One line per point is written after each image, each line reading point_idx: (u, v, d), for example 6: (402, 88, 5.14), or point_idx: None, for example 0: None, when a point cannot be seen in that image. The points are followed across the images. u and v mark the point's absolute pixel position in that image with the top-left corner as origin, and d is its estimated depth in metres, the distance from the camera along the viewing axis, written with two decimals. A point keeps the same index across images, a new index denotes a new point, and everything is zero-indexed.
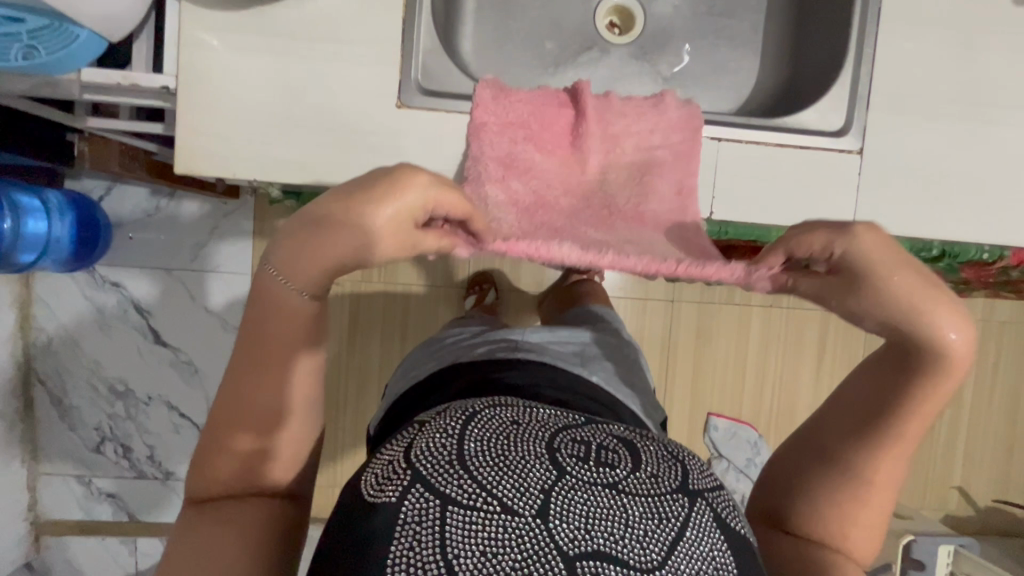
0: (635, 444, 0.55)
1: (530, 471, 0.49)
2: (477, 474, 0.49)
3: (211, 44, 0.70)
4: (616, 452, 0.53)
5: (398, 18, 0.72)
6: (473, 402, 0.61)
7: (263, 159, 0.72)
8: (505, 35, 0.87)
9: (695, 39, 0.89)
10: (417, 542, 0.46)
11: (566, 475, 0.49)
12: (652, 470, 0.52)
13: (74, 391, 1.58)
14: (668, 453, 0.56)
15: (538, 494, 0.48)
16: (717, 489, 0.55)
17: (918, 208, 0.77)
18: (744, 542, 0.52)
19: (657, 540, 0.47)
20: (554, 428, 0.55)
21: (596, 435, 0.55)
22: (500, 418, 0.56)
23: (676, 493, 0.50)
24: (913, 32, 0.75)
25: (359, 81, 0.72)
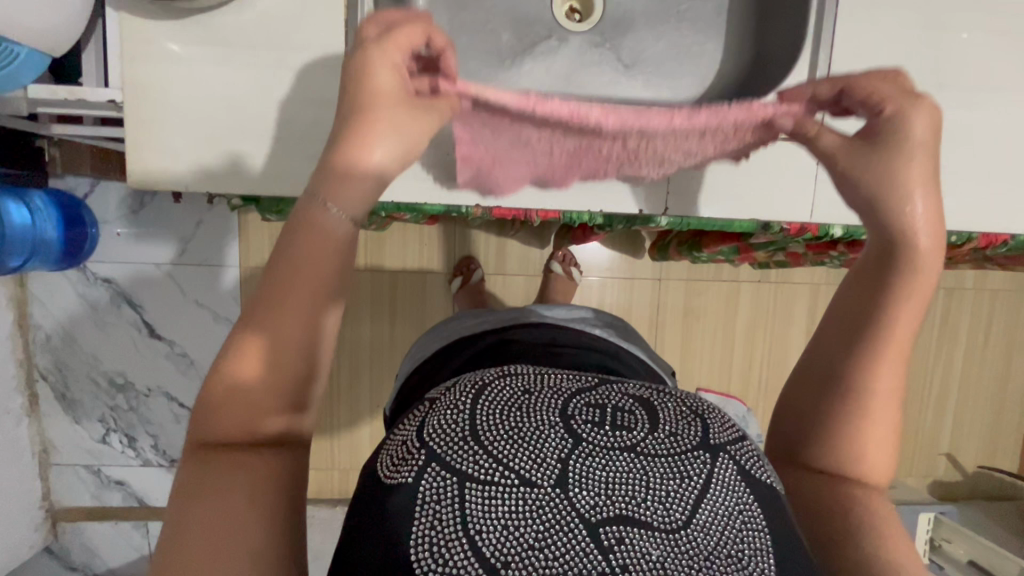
0: (653, 402, 0.57)
1: (546, 442, 0.51)
2: (493, 449, 0.51)
3: (161, 46, 0.69)
4: (633, 414, 0.54)
5: (339, 20, 0.71)
6: (481, 372, 0.62)
7: (215, 171, 0.72)
8: (461, 27, 0.85)
9: (657, 25, 0.87)
10: (438, 520, 0.47)
11: (583, 442, 0.51)
12: (670, 430, 0.54)
13: (76, 384, 1.63)
14: (686, 409, 0.57)
15: (556, 463, 0.49)
16: (740, 440, 0.56)
17: None
18: (772, 490, 0.53)
19: (680, 500, 0.49)
20: (567, 394, 0.56)
21: (612, 397, 0.56)
22: (511, 388, 0.57)
23: (696, 450, 0.52)
24: (875, 12, 0.72)
25: (309, 89, 0.72)
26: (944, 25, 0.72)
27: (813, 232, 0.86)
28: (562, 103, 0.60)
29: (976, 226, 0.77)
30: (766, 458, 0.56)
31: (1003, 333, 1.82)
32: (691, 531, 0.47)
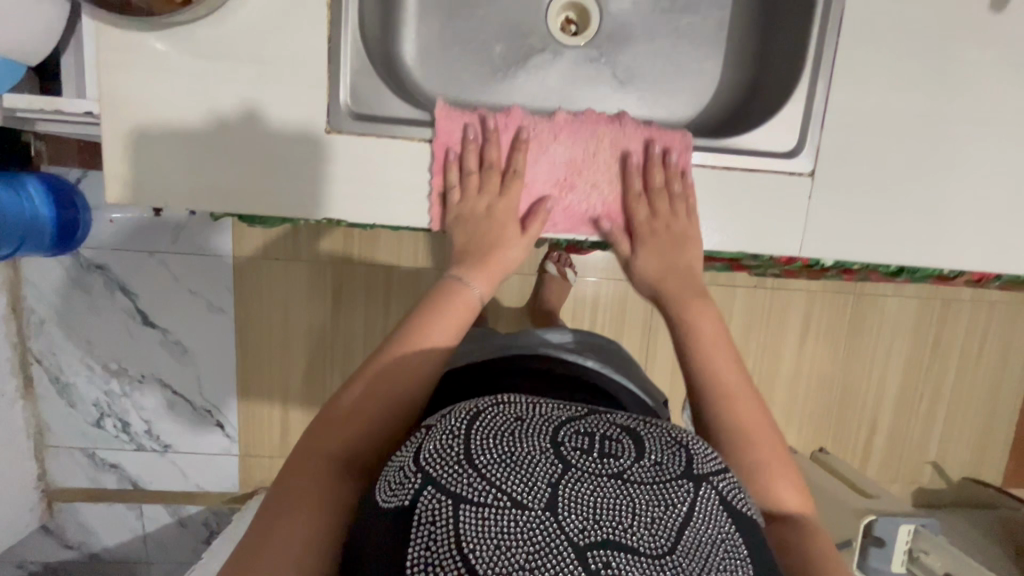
0: (640, 431, 0.56)
1: (536, 466, 0.50)
2: (486, 471, 0.49)
3: (147, 43, 0.66)
4: (620, 441, 0.54)
5: (322, 35, 0.68)
6: (475, 400, 0.59)
7: (193, 184, 0.70)
8: (453, 38, 0.82)
9: (654, 40, 0.84)
10: (432, 542, 0.46)
11: (572, 468, 0.50)
12: (656, 458, 0.53)
13: (70, 368, 1.64)
14: (672, 437, 0.56)
15: (546, 487, 0.48)
16: (724, 471, 0.55)
17: (870, 235, 0.73)
18: (750, 521, 0.53)
19: (666, 526, 0.48)
20: (558, 421, 0.55)
21: (601, 425, 0.55)
22: (504, 414, 0.55)
23: (681, 478, 0.51)
24: (878, 41, 0.69)
25: (287, 104, 0.69)
26: (952, 55, 0.69)
27: (805, 261, 0.84)
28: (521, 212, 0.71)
29: (974, 265, 0.75)
30: (745, 488, 0.56)
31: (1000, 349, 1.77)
32: (677, 558, 0.46)
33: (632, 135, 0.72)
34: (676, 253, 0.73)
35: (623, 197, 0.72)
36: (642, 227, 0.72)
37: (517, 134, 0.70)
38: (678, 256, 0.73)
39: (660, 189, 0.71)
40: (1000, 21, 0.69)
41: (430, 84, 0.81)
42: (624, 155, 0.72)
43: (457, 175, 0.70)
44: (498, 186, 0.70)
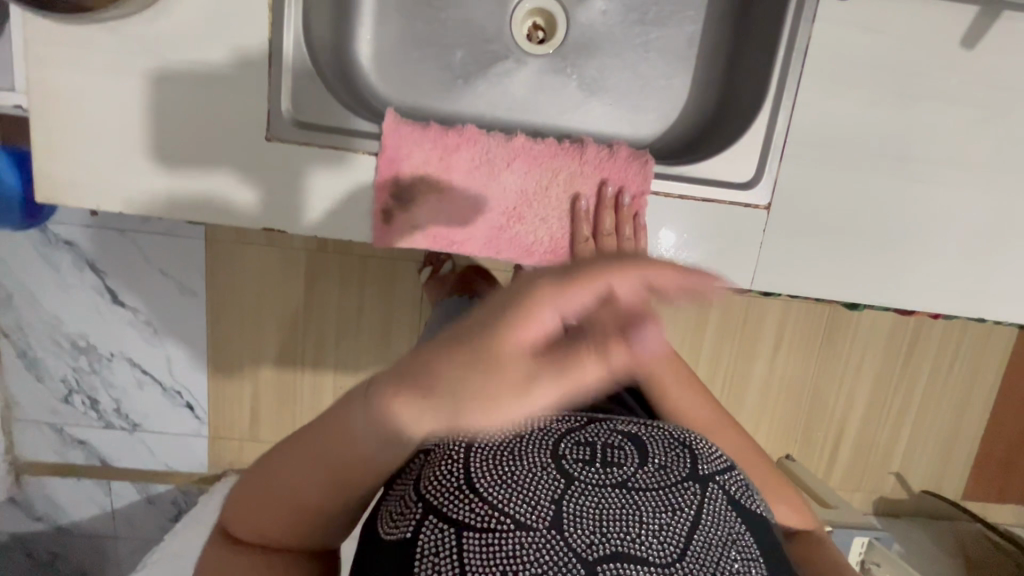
0: (643, 436, 0.54)
1: (540, 483, 0.48)
2: (488, 495, 0.47)
3: (80, 30, 0.62)
4: (623, 448, 0.52)
5: (265, 38, 0.65)
6: None
7: (127, 188, 0.67)
8: (410, 41, 0.79)
9: (622, 53, 0.81)
10: (439, 570, 0.45)
11: (575, 481, 0.48)
12: (659, 462, 0.52)
13: (37, 342, 1.39)
14: (674, 440, 0.55)
15: (550, 505, 0.47)
16: (728, 467, 0.54)
17: (819, 273, 0.72)
18: (753, 517, 0.52)
19: (671, 530, 0.47)
20: (558, 433, 0.53)
21: (602, 434, 0.54)
22: None
23: (686, 481, 0.50)
24: (842, 73, 0.67)
25: (227, 108, 0.66)
26: (917, 94, 0.67)
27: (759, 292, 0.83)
28: (460, 238, 0.69)
29: (933, 306, 0.73)
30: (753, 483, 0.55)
31: (999, 358, 1.44)
32: (684, 562, 0.46)
33: (590, 175, 0.71)
34: None
35: (573, 235, 0.71)
36: None
37: (467, 156, 0.67)
38: None
39: (608, 231, 0.70)
40: (972, 57, 0.66)
41: (385, 88, 0.78)
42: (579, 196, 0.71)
43: (396, 193, 0.67)
44: (439, 206, 0.68)
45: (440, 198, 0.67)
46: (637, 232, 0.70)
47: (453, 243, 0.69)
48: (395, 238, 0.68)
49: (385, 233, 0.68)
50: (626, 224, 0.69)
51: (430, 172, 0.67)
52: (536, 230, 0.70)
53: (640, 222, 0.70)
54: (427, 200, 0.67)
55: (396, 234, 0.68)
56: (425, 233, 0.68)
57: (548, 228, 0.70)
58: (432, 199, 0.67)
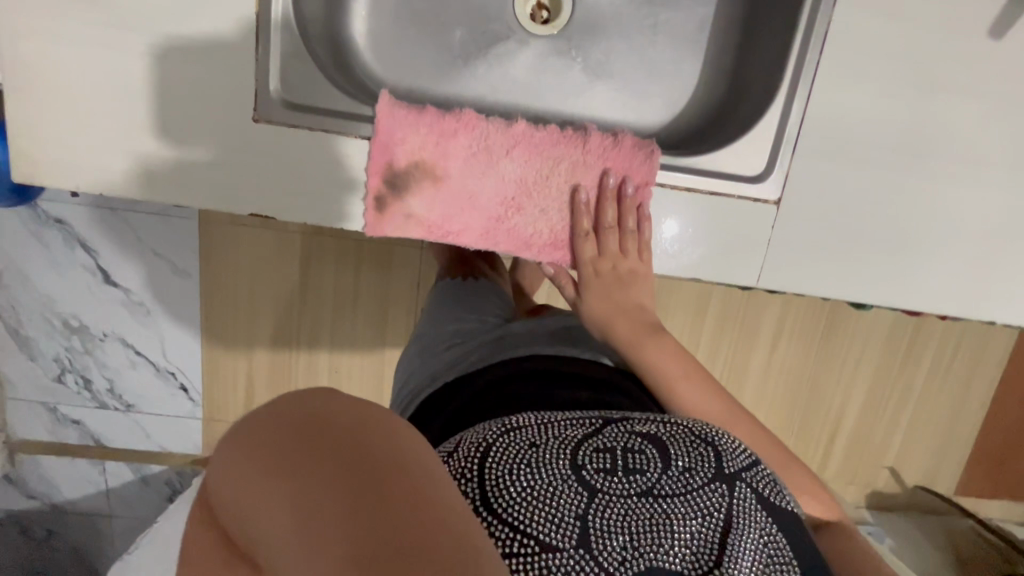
0: (664, 435, 0.50)
1: (561, 499, 0.44)
2: (507, 515, 0.42)
3: (59, 2, 0.59)
4: (646, 451, 0.48)
5: (252, 12, 0.61)
6: (482, 425, 0.51)
7: (107, 170, 0.64)
8: (408, 19, 0.75)
9: (630, 36, 0.77)
10: None
11: (599, 494, 0.45)
12: (684, 464, 0.48)
13: (29, 321, 1.36)
14: (694, 435, 0.51)
15: (575, 522, 0.43)
16: (753, 461, 0.51)
17: (829, 271, 0.69)
18: (789, 514, 0.49)
19: (705, 539, 0.44)
20: (573, 439, 0.48)
21: (621, 436, 0.49)
22: (517, 442, 0.47)
23: (712, 483, 0.47)
24: (860, 62, 0.63)
25: (213, 87, 0.62)
26: (939, 86, 0.64)
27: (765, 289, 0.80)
28: (456, 228, 0.66)
29: (948, 307, 0.71)
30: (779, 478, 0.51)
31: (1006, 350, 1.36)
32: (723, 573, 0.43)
33: (593, 164, 0.67)
34: (622, 290, 0.70)
35: (574, 227, 0.68)
36: (585, 262, 0.70)
37: (465, 142, 0.64)
38: (623, 293, 0.70)
39: (610, 223, 0.67)
40: (998, 47, 0.63)
41: (381, 69, 0.75)
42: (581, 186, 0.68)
43: (390, 180, 0.64)
44: (435, 194, 0.65)
45: (436, 185, 0.64)
46: (640, 223, 0.68)
47: (449, 232, 0.66)
48: (389, 227, 0.65)
49: (378, 221, 0.65)
50: (628, 216, 0.68)
51: (427, 159, 0.64)
52: (536, 221, 0.67)
53: (644, 214, 0.68)
54: (422, 188, 0.64)
55: (391, 221, 0.65)
56: (420, 222, 0.65)
57: (549, 218, 0.68)
58: (427, 186, 0.64)
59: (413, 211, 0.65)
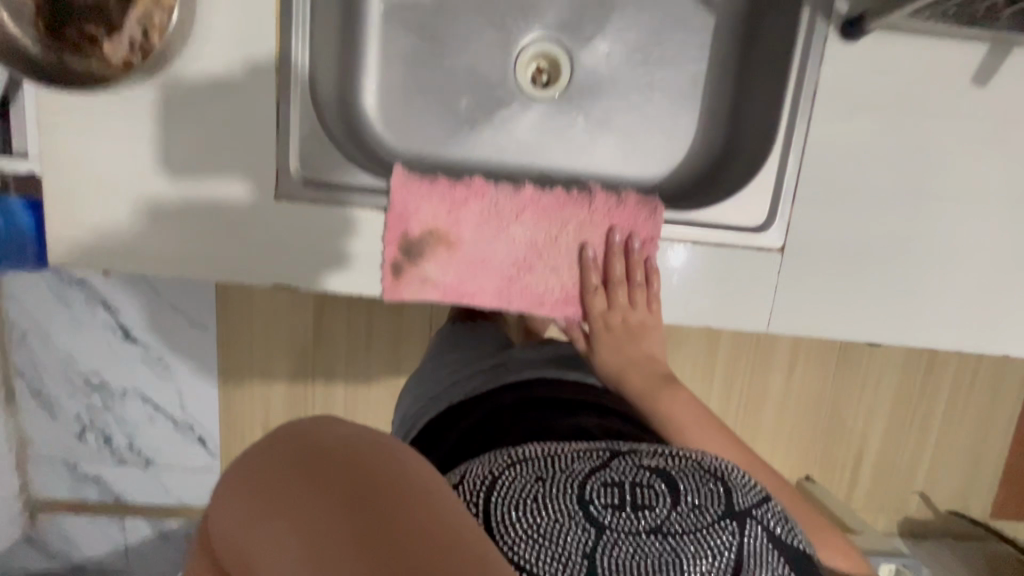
0: (672, 469, 0.47)
1: (565, 538, 0.42)
2: (513, 553, 0.41)
3: (96, 100, 0.63)
4: (653, 488, 0.45)
5: (272, 100, 0.65)
6: (492, 453, 0.50)
7: (133, 253, 0.67)
8: (415, 91, 0.79)
9: (629, 96, 0.80)
10: None
11: (605, 532, 0.43)
12: (693, 501, 0.45)
13: (51, 380, 1.36)
14: (704, 468, 0.48)
15: (580, 562, 0.41)
16: (769, 500, 0.47)
17: (835, 314, 0.70)
18: (807, 555, 0.44)
19: None
20: (579, 474, 0.46)
21: (628, 470, 0.47)
22: (525, 476, 0.46)
23: (723, 520, 0.44)
24: (851, 115, 0.66)
25: (235, 169, 0.66)
26: (929, 133, 0.66)
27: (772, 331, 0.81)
28: (470, 290, 0.68)
29: (957, 344, 0.71)
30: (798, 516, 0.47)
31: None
32: None
33: (599, 221, 0.70)
34: (633, 343, 0.73)
35: (584, 283, 0.71)
36: (595, 316, 0.72)
37: (476, 208, 0.67)
38: (634, 346, 0.73)
39: (619, 278, 0.70)
40: (984, 94, 0.65)
41: (391, 137, 0.78)
42: (588, 243, 0.70)
43: (406, 248, 0.67)
44: (448, 259, 0.67)
45: (449, 250, 0.67)
46: (647, 276, 0.70)
47: (463, 295, 0.69)
48: (405, 294, 0.67)
49: (394, 289, 0.68)
50: (635, 270, 0.70)
51: (440, 226, 0.67)
52: (546, 278, 0.70)
53: (651, 267, 0.70)
54: (436, 254, 0.67)
55: (407, 289, 0.68)
56: (435, 286, 0.68)
57: (558, 277, 0.70)
58: (441, 253, 0.67)
59: (427, 277, 0.68)
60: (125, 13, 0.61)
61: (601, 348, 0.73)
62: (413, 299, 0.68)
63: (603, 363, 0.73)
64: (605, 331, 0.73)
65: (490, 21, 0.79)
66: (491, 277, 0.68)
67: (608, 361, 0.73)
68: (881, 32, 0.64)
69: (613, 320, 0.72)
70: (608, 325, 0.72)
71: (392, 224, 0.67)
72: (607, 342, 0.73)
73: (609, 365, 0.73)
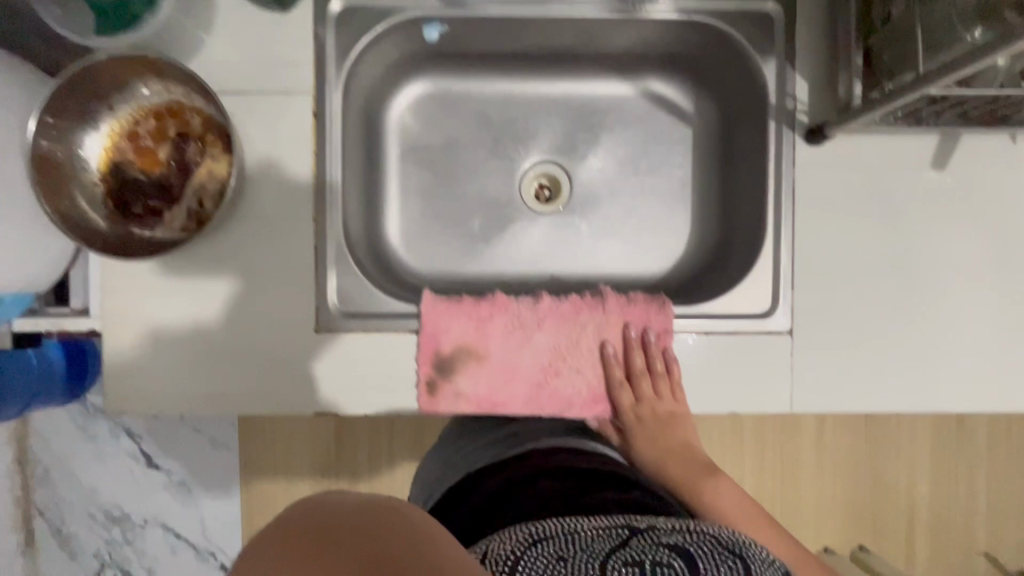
0: (691, 548, 0.43)
1: None
2: None
3: (156, 262, 0.71)
4: (677, 562, 0.41)
5: (310, 243, 0.73)
6: (502, 537, 0.45)
7: (183, 394, 0.72)
8: (433, 216, 0.87)
9: (628, 202, 0.88)
10: None
11: None
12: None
13: (70, 517, 1.19)
14: (723, 547, 0.44)
15: None
16: None
17: (853, 388, 0.73)
18: None
19: None
20: (600, 552, 0.42)
21: (649, 550, 0.42)
22: (543, 556, 0.41)
23: None
24: (830, 206, 0.73)
25: (278, 308, 0.72)
26: (904, 215, 0.73)
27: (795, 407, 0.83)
28: (502, 398, 0.72)
29: (977, 407, 0.73)
30: None
31: None
32: None
33: (615, 319, 0.75)
34: (665, 432, 0.76)
35: (609, 378, 0.74)
36: (624, 409, 0.75)
37: (500, 320, 0.73)
38: (667, 435, 0.76)
39: (641, 371, 0.73)
40: (944, 176, 0.73)
41: (414, 260, 0.86)
42: (607, 340, 0.75)
43: (439, 365, 0.72)
44: (478, 370, 0.72)
45: (479, 361, 0.72)
46: (668, 365, 0.73)
47: (496, 403, 0.72)
48: (441, 409, 0.72)
49: (430, 406, 0.72)
50: (656, 361, 0.73)
51: (469, 340, 0.72)
52: (572, 378, 0.74)
53: (671, 356, 0.73)
54: (468, 367, 0.72)
55: (444, 403, 0.72)
56: (468, 397, 0.72)
57: (584, 375, 0.74)
58: (472, 365, 0.72)
59: (460, 389, 0.72)
60: (184, 186, 0.71)
61: (635, 440, 0.76)
62: (450, 412, 0.72)
63: (637, 455, 0.76)
64: (636, 423, 0.75)
65: (493, 152, 0.88)
66: (521, 383, 0.72)
67: (642, 450, 0.76)
68: (841, 134, 0.72)
69: (642, 412, 0.75)
70: (637, 415, 0.75)
71: (425, 342, 0.72)
72: (638, 432, 0.76)
73: (644, 455, 0.76)
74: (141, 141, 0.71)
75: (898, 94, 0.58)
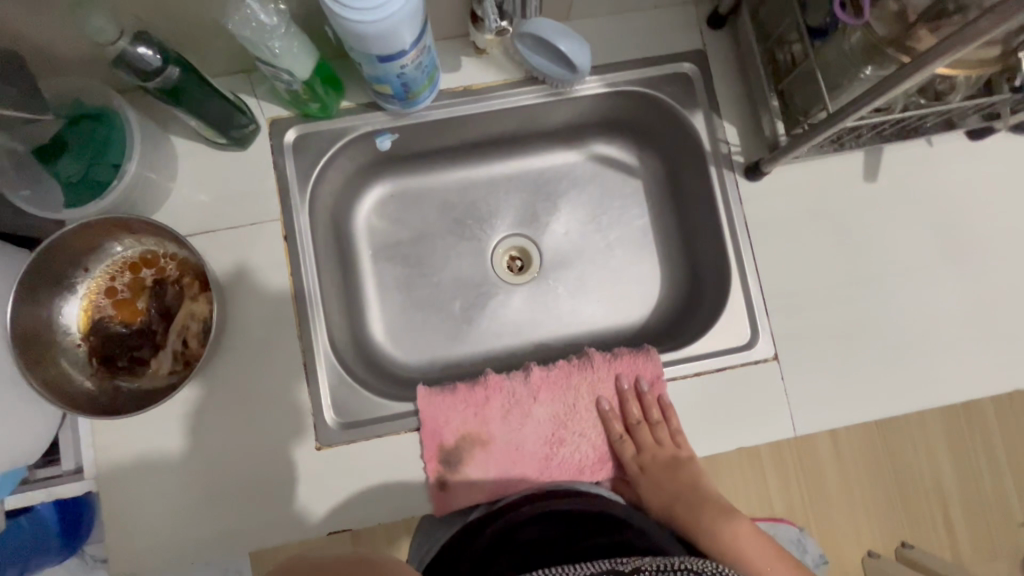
0: None
1: None
2: None
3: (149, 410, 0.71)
4: None
5: (297, 361, 0.74)
6: None
7: (190, 538, 0.70)
8: (413, 306, 0.89)
9: (596, 258, 0.91)
10: None
11: None
12: None
13: None
14: None
15: None
16: None
17: (849, 400, 0.75)
18: None
19: None
20: None
21: None
22: None
23: None
24: (783, 232, 0.77)
25: (275, 431, 0.72)
26: (852, 228, 0.77)
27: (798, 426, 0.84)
28: (513, 478, 0.72)
29: (970, 396, 0.75)
30: None
31: None
32: None
33: (605, 375, 0.77)
34: (670, 476, 0.74)
35: (612, 434, 0.76)
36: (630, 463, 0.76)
37: (496, 401, 0.74)
38: (674, 479, 0.74)
39: (639, 421, 0.75)
40: (878, 186, 0.78)
41: (403, 353, 0.87)
42: (602, 397, 0.77)
43: (444, 458, 0.72)
44: (485, 455, 0.73)
45: (484, 445, 0.73)
46: (665, 412, 0.74)
47: (508, 484, 0.72)
48: (454, 502, 0.71)
49: (444, 500, 0.71)
50: (653, 409, 0.75)
51: (470, 427, 0.73)
52: (577, 443, 0.75)
53: (666, 401, 0.74)
54: (474, 453, 0.73)
55: (456, 495, 0.71)
56: (480, 484, 0.72)
57: (589, 437, 0.75)
58: (478, 450, 0.73)
59: (470, 477, 0.72)
60: (168, 332, 0.72)
61: (645, 490, 0.75)
62: (465, 504, 0.71)
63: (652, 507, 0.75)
64: (645, 474, 0.75)
65: (460, 235, 0.92)
66: (529, 459, 0.73)
67: (654, 498, 0.75)
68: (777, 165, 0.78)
69: (647, 461, 0.75)
70: (643, 464, 0.75)
71: (424, 436, 0.72)
72: (646, 482, 0.75)
73: (656, 504, 0.75)
74: (118, 295, 0.73)
75: (816, 132, 0.64)
